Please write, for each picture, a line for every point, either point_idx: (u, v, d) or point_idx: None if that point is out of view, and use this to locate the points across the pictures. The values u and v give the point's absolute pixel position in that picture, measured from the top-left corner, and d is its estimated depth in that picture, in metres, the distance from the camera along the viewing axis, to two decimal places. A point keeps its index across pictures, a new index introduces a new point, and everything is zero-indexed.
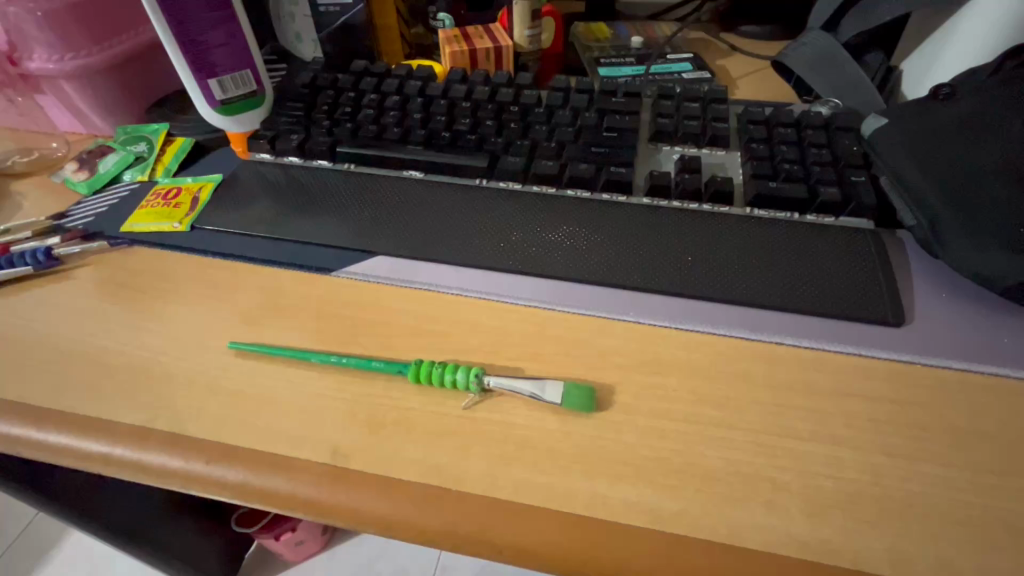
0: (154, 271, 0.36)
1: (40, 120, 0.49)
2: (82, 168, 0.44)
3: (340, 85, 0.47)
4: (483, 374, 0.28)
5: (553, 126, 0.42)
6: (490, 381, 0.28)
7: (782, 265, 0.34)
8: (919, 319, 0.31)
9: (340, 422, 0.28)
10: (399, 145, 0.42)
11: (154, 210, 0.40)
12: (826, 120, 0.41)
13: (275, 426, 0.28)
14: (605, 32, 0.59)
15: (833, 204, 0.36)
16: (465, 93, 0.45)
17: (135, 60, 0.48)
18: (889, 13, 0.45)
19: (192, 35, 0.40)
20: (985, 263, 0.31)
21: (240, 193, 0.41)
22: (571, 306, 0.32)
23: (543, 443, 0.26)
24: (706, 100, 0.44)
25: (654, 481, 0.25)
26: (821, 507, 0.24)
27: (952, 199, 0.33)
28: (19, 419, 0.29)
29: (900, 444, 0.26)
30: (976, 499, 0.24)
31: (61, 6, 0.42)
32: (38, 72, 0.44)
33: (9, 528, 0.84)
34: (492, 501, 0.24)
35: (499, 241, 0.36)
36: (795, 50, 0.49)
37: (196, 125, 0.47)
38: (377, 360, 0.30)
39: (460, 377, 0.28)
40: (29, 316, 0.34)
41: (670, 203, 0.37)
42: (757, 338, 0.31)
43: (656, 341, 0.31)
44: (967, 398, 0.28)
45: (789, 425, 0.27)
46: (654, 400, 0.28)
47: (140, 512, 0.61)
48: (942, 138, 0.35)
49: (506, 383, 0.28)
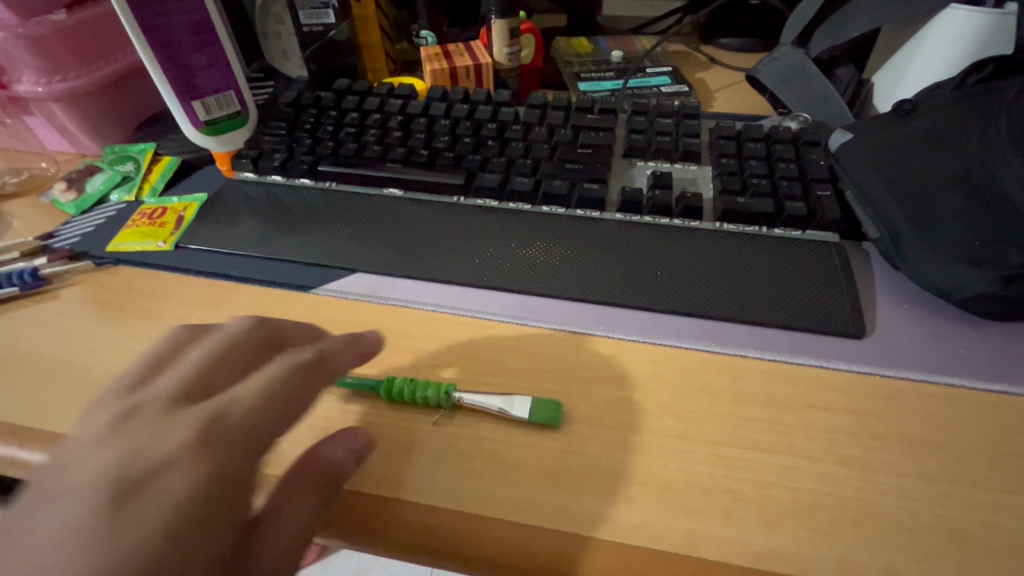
0: (138, 290, 0.37)
1: (28, 140, 0.50)
2: (69, 187, 0.45)
3: (322, 103, 0.48)
4: (454, 389, 0.29)
5: (530, 143, 0.43)
6: (460, 398, 0.29)
7: (748, 279, 0.34)
8: (879, 330, 0.32)
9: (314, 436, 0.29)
10: (378, 163, 0.43)
11: (139, 229, 0.41)
12: (794, 135, 0.42)
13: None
14: (587, 47, 0.61)
15: (799, 217, 0.37)
16: (445, 111, 0.46)
17: (121, 80, 0.49)
18: (856, 30, 0.46)
19: (177, 59, 0.42)
20: (940, 275, 0.32)
21: (223, 211, 0.42)
22: (542, 321, 0.33)
23: (510, 456, 0.27)
24: (680, 115, 0.45)
25: (616, 493, 0.26)
26: (775, 517, 0.25)
27: (911, 212, 0.34)
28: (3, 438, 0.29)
29: (856, 455, 0.27)
30: (925, 507, 0.25)
31: (50, 32, 0.44)
32: (27, 95, 0.45)
33: None
34: (458, 515, 0.25)
35: (475, 258, 0.37)
36: (768, 65, 0.50)
37: (182, 145, 0.48)
38: (354, 377, 0.31)
39: (431, 394, 0.29)
40: (17, 336, 0.35)
41: (642, 218, 0.38)
42: (721, 351, 0.31)
43: (624, 354, 0.32)
44: (922, 409, 0.29)
45: (748, 437, 0.28)
46: (619, 413, 0.29)
47: None
48: (905, 153, 0.36)
49: (474, 400, 0.29)
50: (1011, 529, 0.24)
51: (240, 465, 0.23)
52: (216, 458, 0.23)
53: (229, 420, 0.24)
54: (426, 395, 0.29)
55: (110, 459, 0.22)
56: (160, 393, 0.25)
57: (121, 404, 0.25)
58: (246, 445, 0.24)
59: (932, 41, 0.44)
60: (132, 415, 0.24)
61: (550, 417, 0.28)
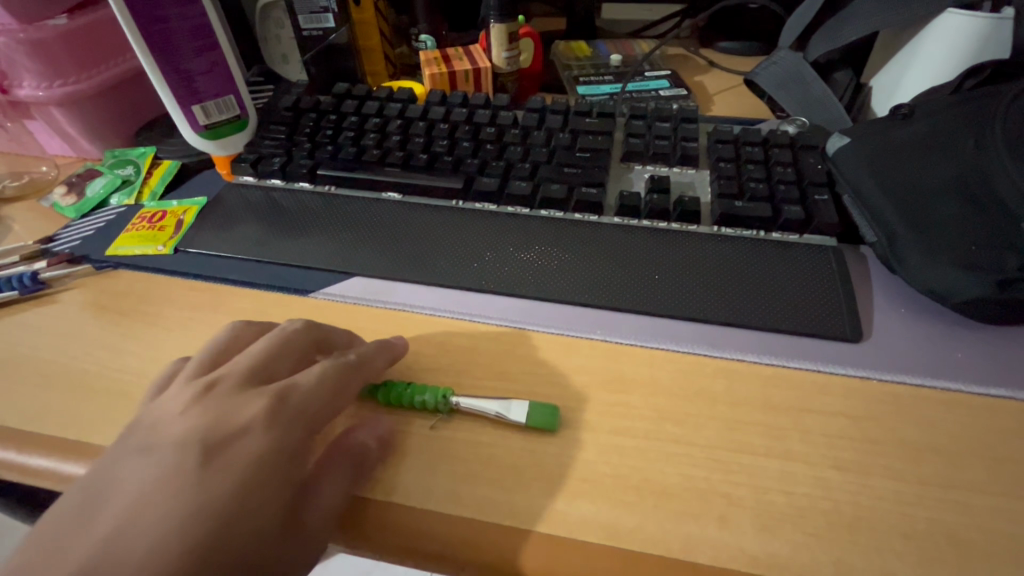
0: (138, 294, 0.37)
1: (28, 144, 0.50)
2: (70, 191, 0.45)
3: (321, 107, 0.48)
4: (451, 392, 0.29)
5: (528, 147, 0.43)
6: (456, 402, 0.29)
7: (746, 283, 0.35)
8: (876, 334, 0.32)
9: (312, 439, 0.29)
10: (377, 167, 0.43)
11: (139, 233, 0.41)
12: (791, 139, 0.43)
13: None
14: (586, 51, 0.61)
15: (796, 222, 0.37)
16: (444, 115, 0.46)
17: (121, 85, 0.49)
18: (854, 34, 0.46)
19: (177, 64, 0.42)
20: (938, 280, 0.32)
21: (222, 215, 0.42)
22: (540, 325, 0.33)
23: (507, 461, 0.27)
24: (678, 119, 0.45)
25: (612, 497, 0.26)
26: (771, 521, 0.25)
27: (908, 217, 0.34)
28: (2, 442, 0.30)
29: (852, 459, 0.27)
30: (921, 512, 0.25)
31: (50, 37, 0.44)
32: (28, 99, 0.46)
33: None
34: (455, 519, 0.25)
35: (473, 262, 0.37)
36: (766, 69, 0.51)
37: (182, 148, 0.48)
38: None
39: (428, 397, 0.29)
40: (16, 340, 0.35)
41: (640, 222, 0.39)
42: (718, 355, 0.31)
43: (621, 358, 0.32)
44: (918, 413, 0.29)
45: (744, 441, 0.28)
46: (615, 418, 0.29)
47: None
48: (901, 157, 0.36)
49: (472, 404, 0.29)
50: (1007, 534, 0.24)
51: (300, 437, 0.25)
52: (278, 431, 0.25)
53: (293, 398, 0.26)
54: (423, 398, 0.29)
55: (191, 422, 0.25)
56: (230, 370, 0.27)
57: (195, 381, 0.27)
58: (302, 425, 0.26)
59: (929, 45, 0.44)
60: (206, 389, 0.26)
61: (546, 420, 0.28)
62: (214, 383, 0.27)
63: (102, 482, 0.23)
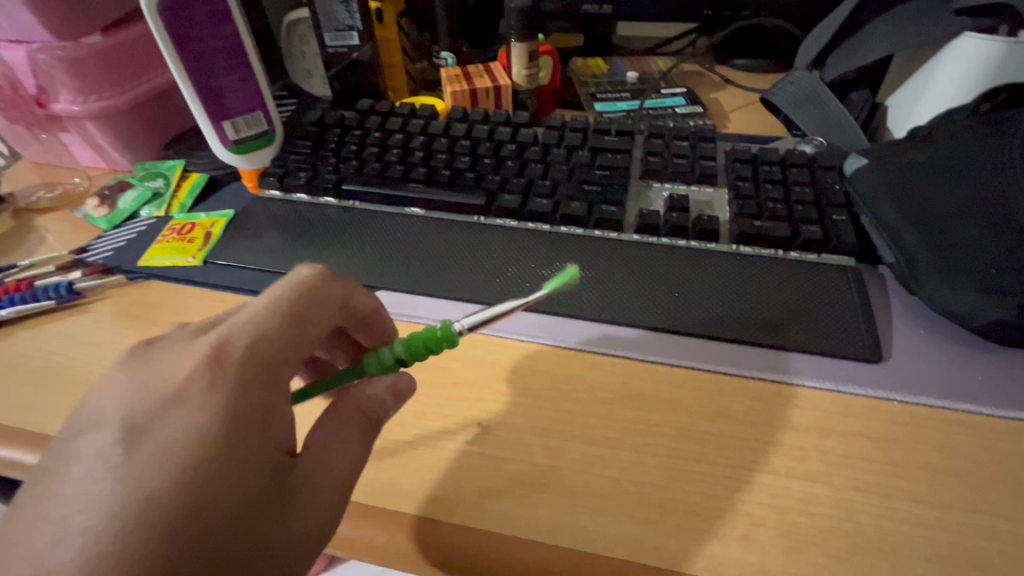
0: (169, 305, 0.38)
1: (63, 156, 0.52)
2: (103, 203, 0.47)
3: (346, 123, 0.49)
4: (453, 322, 0.30)
5: (548, 164, 0.44)
6: (465, 325, 0.30)
7: (765, 302, 0.35)
8: (896, 356, 0.33)
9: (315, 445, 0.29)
10: (400, 183, 0.44)
11: (169, 245, 0.42)
12: (809, 158, 0.43)
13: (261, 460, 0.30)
14: (602, 68, 0.62)
15: (815, 241, 0.37)
16: (466, 132, 0.47)
17: (153, 100, 0.51)
18: (871, 56, 0.46)
19: (209, 81, 0.44)
20: (958, 302, 0.32)
21: (250, 228, 0.43)
22: (561, 341, 0.34)
23: (532, 476, 0.28)
24: (696, 137, 0.46)
25: (635, 515, 0.26)
26: (795, 542, 0.25)
27: (927, 239, 0.34)
28: (39, 449, 0.30)
29: (874, 480, 0.27)
30: (944, 535, 0.25)
31: (88, 54, 0.46)
32: (64, 113, 0.47)
33: None
34: (482, 533, 0.26)
35: (495, 278, 0.38)
36: (782, 88, 0.51)
37: (211, 162, 0.49)
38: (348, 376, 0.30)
39: (435, 336, 0.29)
40: (53, 348, 0.36)
41: (659, 240, 0.39)
42: (739, 374, 0.32)
43: (642, 376, 0.32)
44: (938, 435, 0.29)
45: (765, 461, 0.28)
46: (638, 435, 0.29)
47: None
48: (919, 179, 0.37)
49: (476, 319, 0.30)
50: None
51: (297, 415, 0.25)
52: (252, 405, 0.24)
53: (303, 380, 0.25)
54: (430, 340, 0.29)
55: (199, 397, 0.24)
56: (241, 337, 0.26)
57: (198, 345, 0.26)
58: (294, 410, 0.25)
59: (945, 68, 0.45)
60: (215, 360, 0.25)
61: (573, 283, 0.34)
62: (176, 351, 0.25)
63: (62, 467, 0.22)
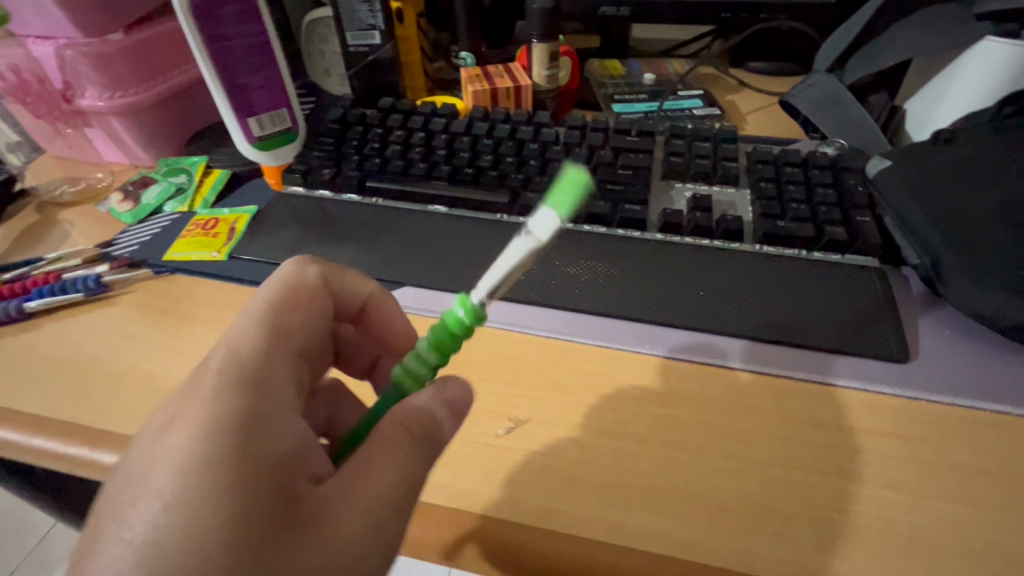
0: (195, 299, 0.39)
1: (87, 151, 0.52)
2: (126, 198, 0.47)
3: (367, 121, 0.49)
4: (469, 296, 0.26)
5: (571, 163, 0.44)
6: (483, 296, 0.26)
7: (789, 301, 0.35)
8: (924, 355, 0.33)
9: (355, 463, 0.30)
10: (424, 181, 0.44)
11: (194, 239, 0.42)
12: (831, 160, 0.43)
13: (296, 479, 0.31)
14: (618, 70, 0.62)
15: (839, 242, 0.37)
16: (487, 130, 0.47)
17: (177, 96, 0.51)
18: (890, 60, 0.47)
19: (235, 78, 0.44)
20: (985, 303, 0.32)
21: (272, 223, 0.44)
22: (589, 338, 0.34)
23: (564, 471, 0.28)
24: (717, 139, 0.46)
25: (669, 509, 0.26)
26: (829, 539, 0.25)
27: (955, 240, 0.34)
28: (69, 438, 0.30)
29: (904, 478, 0.27)
30: (978, 533, 0.25)
31: (114, 50, 0.46)
32: (89, 109, 0.48)
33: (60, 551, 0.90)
34: (517, 526, 0.26)
35: (521, 275, 0.38)
36: (802, 90, 0.52)
37: (233, 158, 0.50)
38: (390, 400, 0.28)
39: (453, 323, 0.26)
40: (82, 340, 0.36)
41: (683, 238, 0.39)
42: (767, 372, 0.32)
43: (669, 373, 0.32)
44: (969, 434, 0.29)
45: (795, 458, 0.28)
46: (667, 431, 0.30)
47: None
48: (944, 182, 0.37)
49: (489, 285, 0.26)
50: None
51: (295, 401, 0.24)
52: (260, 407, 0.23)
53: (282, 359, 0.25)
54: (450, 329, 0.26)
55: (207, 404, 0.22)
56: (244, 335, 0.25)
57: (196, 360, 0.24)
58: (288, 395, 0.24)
59: (967, 71, 0.45)
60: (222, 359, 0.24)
61: (589, 190, 0.25)
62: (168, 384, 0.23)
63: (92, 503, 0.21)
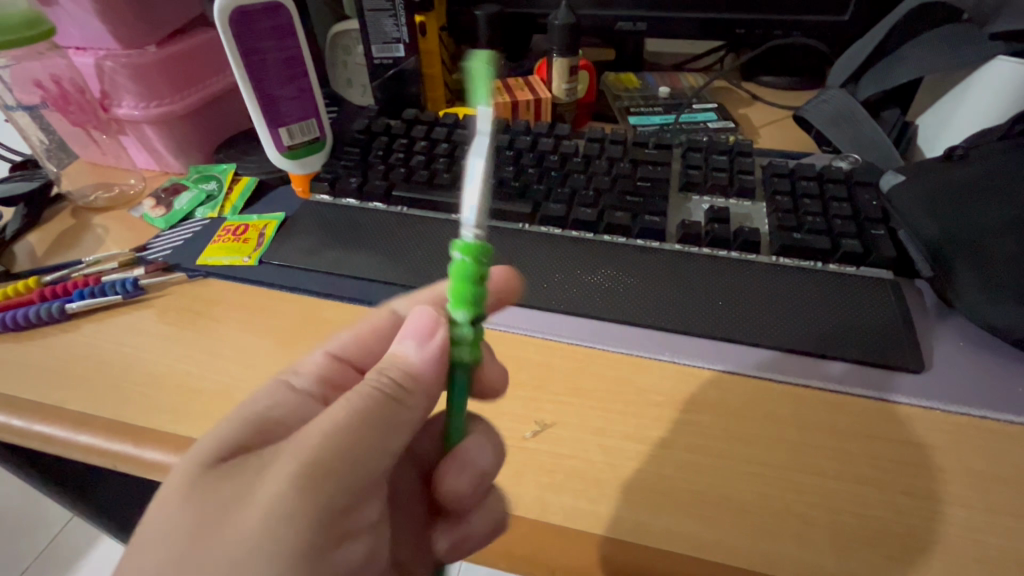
0: (228, 302, 0.40)
1: (121, 159, 0.54)
2: (159, 204, 0.49)
3: (393, 132, 0.51)
4: (461, 235, 0.24)
5: (591, 174, 0.46)
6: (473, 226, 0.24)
7: (806, 311, 0.36)
8: (938, 366, 0.34)
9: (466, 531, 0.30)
10: (448, 190, 0.45)
11: (225, 245, 0.44)
12: (846, 174, 0.44)
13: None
14: (634, 83, 0.64)
15: (854, 254, 0.38)
16: (510, 142, 0.49)
17: (207, 106, 0.53)
18: (904, 77, 0.48)
19: (268, 90, 0.46)
20: (998, 315, 0.33)
21: (299, 230, 0.45)
22: (610, 345, 0.35)
23: (590, 473, 0.29)
24: (733, 152, 0.48)
25: (692, 511, 0.27)
26: (849, 541, 0.26)
27: (969, 255, 0.35)
28: (111, 435, 0.32)
29: (920, 485, 0.28)
30: (993, 540, 0.26)
31: (151, 62, 0.48)
32: (125, 117, 0.50)
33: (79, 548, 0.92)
34: (545, 525, 0.27)
35: (544, 282, 0.39)
36: (816, 106, 0.53)
37: (261, 166, 0.51)
38: (462, 369, 0.27)
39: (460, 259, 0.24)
40: (120, 340, 0.37)
41: (701, 249, 0.40)
42: (785, 380, 0.33)
43: (689, 380, 0.33)
44: (983, 443, 0.30)
45: (815, 464, 0.29)
46: (688, 435, 0.31)
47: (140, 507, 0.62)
48: (958, 197, 0.38)
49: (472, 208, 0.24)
50: None
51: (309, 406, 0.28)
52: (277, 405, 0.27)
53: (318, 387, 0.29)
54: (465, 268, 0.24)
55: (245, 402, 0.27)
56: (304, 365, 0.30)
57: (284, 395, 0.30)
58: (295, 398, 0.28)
59: (980, 88, 0.46)
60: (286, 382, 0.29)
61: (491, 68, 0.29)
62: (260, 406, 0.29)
63: None
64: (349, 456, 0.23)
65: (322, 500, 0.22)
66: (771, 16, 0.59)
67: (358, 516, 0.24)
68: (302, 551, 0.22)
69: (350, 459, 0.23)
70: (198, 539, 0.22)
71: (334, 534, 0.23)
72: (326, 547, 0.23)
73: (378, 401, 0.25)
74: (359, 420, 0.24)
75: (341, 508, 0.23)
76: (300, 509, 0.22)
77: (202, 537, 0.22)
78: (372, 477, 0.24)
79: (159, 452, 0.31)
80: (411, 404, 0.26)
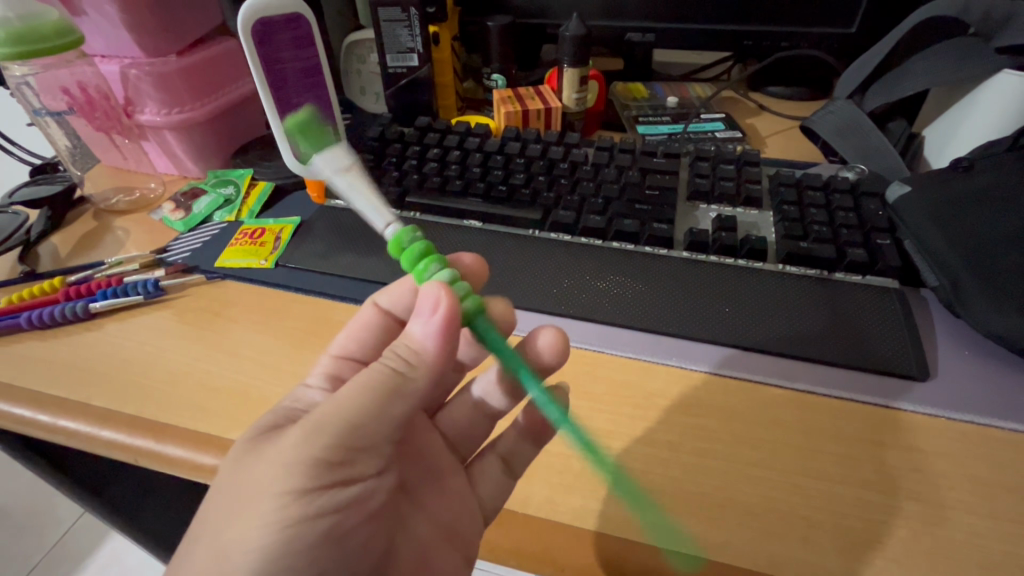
0: (245, 303, 0.41)
1: (142, 163, 0.56)
2: (178, 208, 0.50)
3: (406, 139, 0.52)
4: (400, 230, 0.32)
5: (600, 182, 0.46)
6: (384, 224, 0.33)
7: (812, 316, 0.37)
8: (942, 374, 0.34)
9: (506, 480, 0.32)
10: (460, 197, 0.46)
11: (242, 248, 0.45)
12: (852, 185, 0.45)
13: (431, 562, 0.33)
14: (643, 92, 0.65)
15: (860, 264, 0.39)
16: (520, 150, 0.50)
17: (226, 113, 0.55)
18: (910, 89, 0.49)
19: (286, 98, 0.47)
20: (1003, 324, 0.34)
21: (315, 234, 0.46)
22: (618, 350, 0.36)
23: (598, 474, 0.30)
24: (741, 162, 0.48)
25: (699, 513, 0.28)
26: (853, 544, 0.27)
27: (974, 265, 0.36)
28: (133, 430, 0.33)
29: (926, 490, 0.29)
30: (995, 545, 0.27)
31: (174, 70, 0.50)
32: (148, 124, 0.51)
33: (86, 544, 0.93)
34: (554, 524, 0.28)
35: (553, 288, 0.40)
36: (823, 117, 0.54)
37: (277, 171, 0.52)
38: (473, 297, 0.30)
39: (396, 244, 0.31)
40: (141, 340, 0.38)
41: (709, 257, 0.41)
42: (791, 386, 0.33)
43: (697, 384, 0.34)
44: (986, 450, 0.30)
45: (820, 468, 0.30)
46: (695, 439, 0.31)
47: (149, 505, 0.63)
48: (962, 208, 0.39)
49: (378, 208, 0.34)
50: None
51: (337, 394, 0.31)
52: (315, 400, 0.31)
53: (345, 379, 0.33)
54: (404, 245, 0.31)
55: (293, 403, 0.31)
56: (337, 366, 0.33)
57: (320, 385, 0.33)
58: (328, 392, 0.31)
59: (984, 101, 0.47)
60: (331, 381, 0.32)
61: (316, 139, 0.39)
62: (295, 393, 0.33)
63: None
64: (348, 419, 0.27)
65: (318, 451, 0.27)
66: (778, 28, 0.59)
67: (353, 470, 0.28)
68: (300, 492, 0.26)
69: (346, 423, 0.27)
70: (235, 490, 0.27)
71: (328, 482, 0.27)
72: (322, 492, 0.27)
73: (383, 376, 0.28)
74: (361, 389, 0.28)
75: (333, 462, 0.27)
76: (301, 457, 0.26)
77: (236, 487, 0.27)
78: (368, 438, 0.28)
79: (180, 446, 0.32)
80: (416, 377, 0.29)
